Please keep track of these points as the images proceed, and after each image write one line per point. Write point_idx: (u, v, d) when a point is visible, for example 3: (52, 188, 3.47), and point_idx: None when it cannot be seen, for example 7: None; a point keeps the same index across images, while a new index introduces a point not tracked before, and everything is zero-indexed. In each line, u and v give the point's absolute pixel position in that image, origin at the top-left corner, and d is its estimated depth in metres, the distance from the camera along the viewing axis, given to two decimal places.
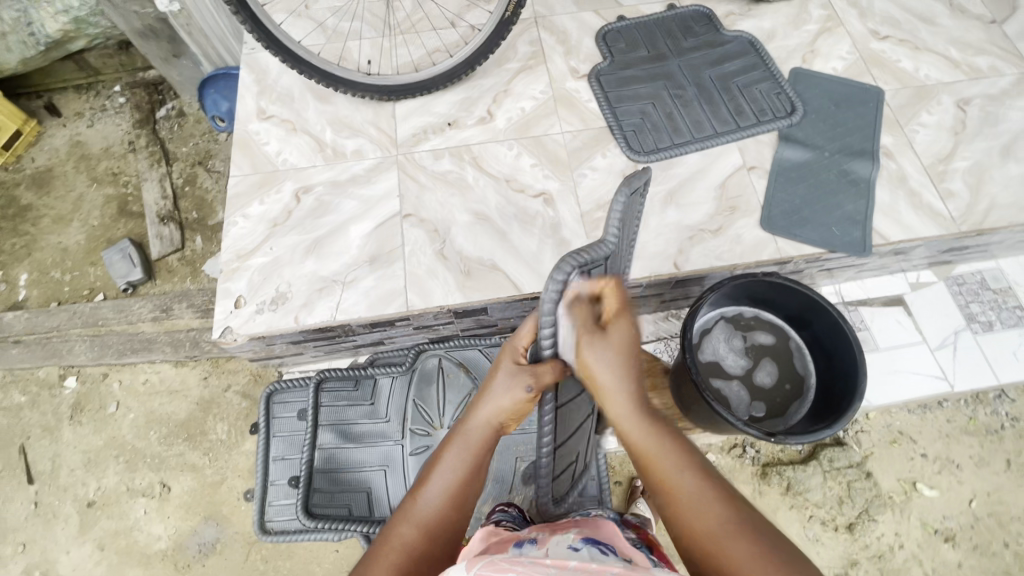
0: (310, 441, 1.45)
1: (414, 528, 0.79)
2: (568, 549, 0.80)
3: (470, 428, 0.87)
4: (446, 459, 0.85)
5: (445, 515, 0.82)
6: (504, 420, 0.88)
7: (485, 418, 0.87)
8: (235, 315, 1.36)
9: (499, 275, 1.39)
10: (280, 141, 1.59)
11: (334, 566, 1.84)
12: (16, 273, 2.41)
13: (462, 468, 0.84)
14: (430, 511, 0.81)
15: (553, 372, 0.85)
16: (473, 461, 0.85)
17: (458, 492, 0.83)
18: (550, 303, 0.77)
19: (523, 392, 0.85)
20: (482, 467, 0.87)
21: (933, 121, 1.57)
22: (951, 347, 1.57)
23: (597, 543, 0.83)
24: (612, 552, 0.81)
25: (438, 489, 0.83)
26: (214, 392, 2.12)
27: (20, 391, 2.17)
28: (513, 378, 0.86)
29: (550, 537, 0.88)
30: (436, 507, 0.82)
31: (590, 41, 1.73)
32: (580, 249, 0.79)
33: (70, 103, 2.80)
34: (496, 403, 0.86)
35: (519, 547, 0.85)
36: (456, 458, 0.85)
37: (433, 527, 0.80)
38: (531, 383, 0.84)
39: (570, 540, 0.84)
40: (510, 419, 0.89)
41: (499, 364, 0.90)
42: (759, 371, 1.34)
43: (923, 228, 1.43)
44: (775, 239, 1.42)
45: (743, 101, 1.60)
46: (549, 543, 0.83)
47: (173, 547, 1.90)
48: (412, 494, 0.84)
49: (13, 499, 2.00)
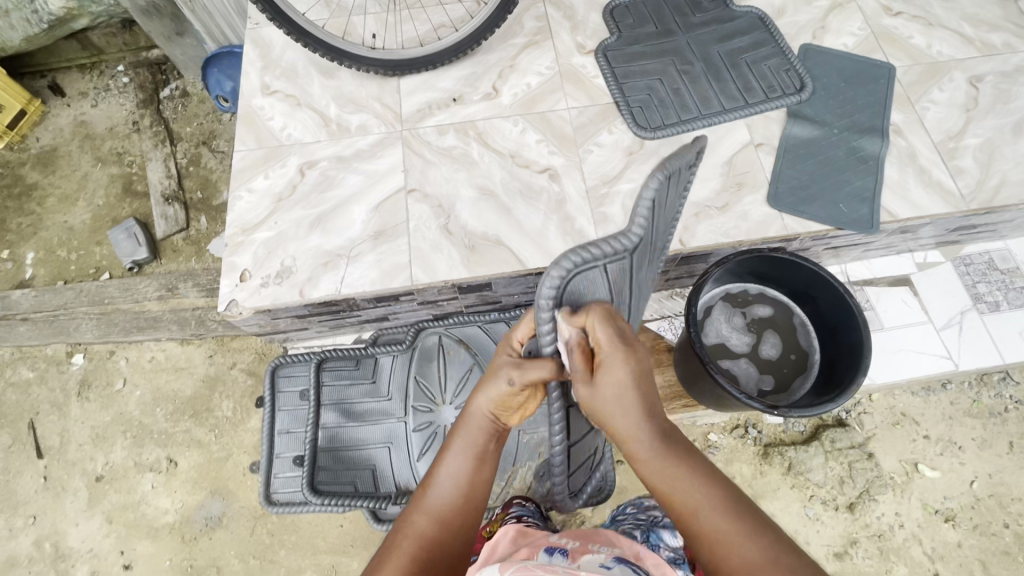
0: (313, 419, 1.45)
1: (426, 518, 0.84)
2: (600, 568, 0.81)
3: (471, 419, 0.88)
4: (447, 461, 0.87)
5: (455, 507, 0.85)
6: (500, 411, 0.89)
7: (483, 412, 0.88)
8: (241, 288, 1.37)
9: (504, 250, 1.39)
10: (285, 116, 1.58)
11: (338, 540, 1.87)
12: (23, 252, 2.43)
13: (464, 466, 0.87)
14: (439, 503, 0.85)
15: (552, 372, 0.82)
16: (477, 452, 0.88)
17: (467, 483, 0.87)
18: (547, 300, 0.75)
19: (508, 384, 0.85)
20: (488, 454, 0.89)
21: (944, 98, 1.55)
22: (957, 326, 1.57)
23: (628, 563, 0.84)
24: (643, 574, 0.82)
25: (446, 485, 0.86)
26: (219, 369, 2.14)
27: (28, 367, 2.20)
28: (503, 367, 0.86)
29: (581, 549, 0.90)
30: (446, 500, 0.85)
31: (596, 16, 1.71)
32: (581, 247, 0.74)
33: (74, 82, 2.79)
34: (492, 395, 0.87)
35: (550, 554, 0.88)
36: (460, 450, 0.88)
37: (446, 517, 0.85)
38: (515, 377, 0.83)
39: (601, 556, 0.86)
40: (507, 412, 0.90)
41: (496, 361, 0.90)
42: (763, 344, 1.34)
43: (931, 206, 1.42)
44: (781, 216, 1.41)
45: (752, 77, 1.58)
46: (580, 557, 0.86)
47: (180, 521, 1.93)
48: (422, 488, 0.87)
49: (23, 473, 2.03)
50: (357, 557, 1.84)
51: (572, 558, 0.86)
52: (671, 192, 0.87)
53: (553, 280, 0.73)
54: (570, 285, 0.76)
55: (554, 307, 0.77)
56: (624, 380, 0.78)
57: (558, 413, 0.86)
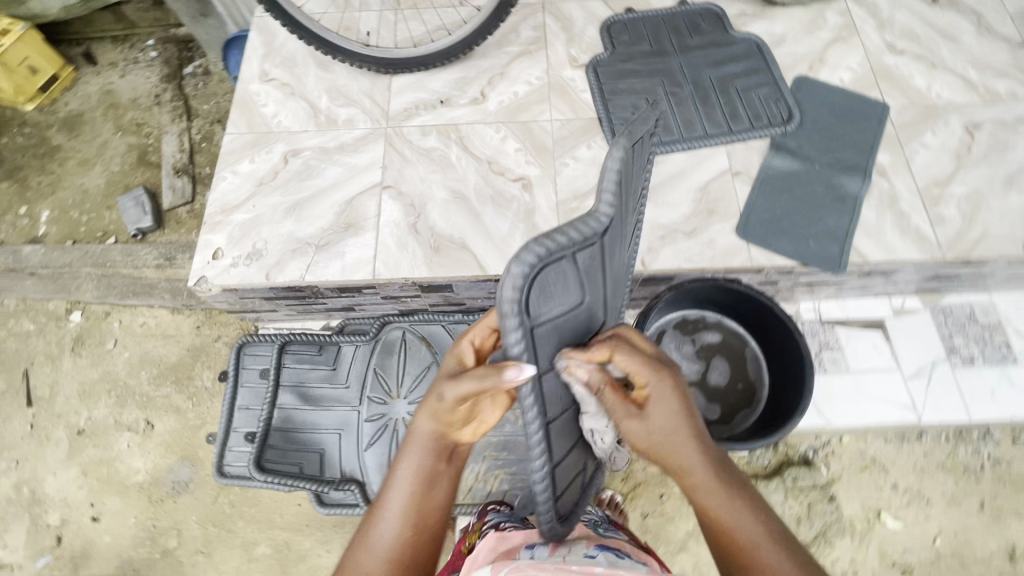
0: (270, 398, 1.50)
1: (374, 555, 0.82)
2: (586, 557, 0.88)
3: (415, 444, 0.85)
4: (392, 484, 0.84)
5: (405, 539, 0.83)
6: (445, 431, 0.83)
7: (426, 434, 0.84)
8: (212, 266, 1.42)
9: (467, 254, 1.42)
10: (277, 104, 1.64)
11: (295, 518, 1.92)
12: (40, 210, 2.56)
13: (411, 489, 0.84)
14: (387, 538, 0.83)
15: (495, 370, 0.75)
16: (423, 476, 0.84)
17: (415, 508, 0.84)
18: (510, 302, 0.69)
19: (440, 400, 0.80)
20: (438, 475, 0.85)
21: (936, 142, 1.51)
22: (926, 377, 1.54)
23: (609, 550, 0.94)
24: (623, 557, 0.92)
25: (392, 515, 0.83)
26: (204, 340, 2.21)
27: (29, 319, 2.31)
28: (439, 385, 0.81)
29: (560, 540, 0.97)
30: (394, 531, 0.83)
31: (594, 30, 1.72)
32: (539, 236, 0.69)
33: (106, 53, 2.92)
34: (430, 418, 0.82)
35: (531, 549, 0.94)
36: (405, 476, 0.84)
37: (395, 550, 0.82)
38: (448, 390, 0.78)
39: (583, 546, 0.94)
40: (452, 432, 0.85)
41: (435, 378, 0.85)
42: (712, 371, 1.37)
43: (905, 251, 1.39)
44: (748, 247, 1.40)
45: (740, 105, 1.57)
46: (565, 546, 0.92)
47: (149, 481, 2.01)
48: (369, 519, 0.86)
49: (12, 419, 2.14)
50: (312, 536, 1.90)
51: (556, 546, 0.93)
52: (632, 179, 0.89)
53: (516, 275, 0.67)
54: (538, 282, 0.71)
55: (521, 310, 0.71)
56: (660, 408, 0.81)
57: (530, 407, 0.77)
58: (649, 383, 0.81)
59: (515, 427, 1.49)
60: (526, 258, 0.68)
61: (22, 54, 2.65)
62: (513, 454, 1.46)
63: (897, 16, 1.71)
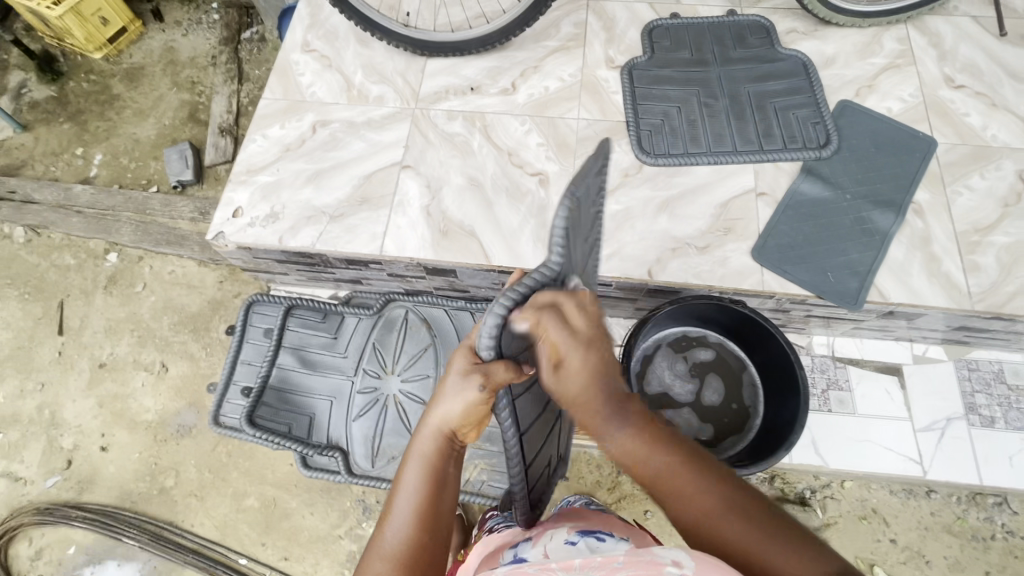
0: (270, 357, 1.55)
1: (386, 563, 0.75)
2: (568, 546, 0.87)
3: (386, 537, 0.77)
4: (406, 484, 0.80)
5: (419, 543, 0.77)
6: (458, 426, 0.81)
7: (438, 427, 0.81)
8: (230, 223, 1.47)
9: (474, 242, 1.42)
10: (314, 74, 1.68)
11: (286, 477, 1.98)
12: (94, 153, 2.70)
13: (425, 483, 0.80)
14: (399, 544, 0.76)
15: (509, 372, 0.76)
16: (434, 473, 0.80)
17: (428, 509, 0.79)
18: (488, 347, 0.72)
19: (472, 393, 0.76)
20: (447, 478, 0.82)
21: (983, 185, 1.42)
22: (938, 432, 1.45)
23: (591, 533, 0.93)
24: (606, 537, 0.91)
25: (404, 519, 0.77)
26: (225, 295, 2.30)
27: (71, 254, 2.45)
28: (413, 471, 0.80)
29: (544, 533, 0.97)
30: (406, 536, 0.76)
31: (635, 32, 1.69)
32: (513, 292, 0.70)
33: (172, 11, 3.05)
34: (448, 409, 0.79)
35: (518, 548, 0.94)
36: (415, 478, 0.80)
37: (408, 558, 0.75)
38: (483, 385, 0.75)
39: (566, 534, 0.93)
40: (466, 426, 0.82)
41: (450, 366, 0.81)
42: (706, 389, 1.35)
43: (931, 296, 1.32)
44: (762, 271, 1.35)
45: (776, 123, 1.52)
46: (544, 542, 0.92)
47: (157, 421, 2.11)
48: (378, 528, 0.79)
49: (43, 344, 2.28)
50: (298, 497, 1.96)
51: (537, 544, 0.93)
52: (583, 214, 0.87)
53: (487, 325, 0.70)
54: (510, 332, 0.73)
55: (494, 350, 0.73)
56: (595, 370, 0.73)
57: (508, 422, 0.81)
58: (568, 348, 0.72)
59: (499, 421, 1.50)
60: (497, 310, 0.69)
61: (97, 6, 2.80)
62: (495, 446, 1.48)
63: (962, 47, 1.61)
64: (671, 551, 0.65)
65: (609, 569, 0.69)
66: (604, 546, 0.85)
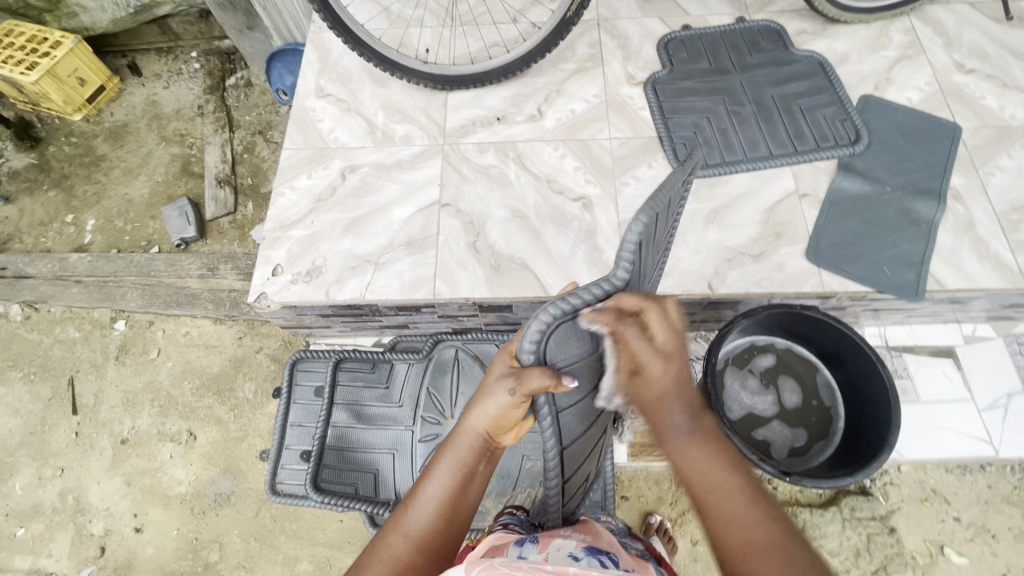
0: (325, 416, 1.49)
1: (404, 539, 0.79)
2: (571, 560, 0.80)
3: (409, 516, 0.81)
4: (435, 475, 0.82)
5: (437, 530, 0.80)
6: (493, 430, 0.81)
7: (475, 427, 0.81)
8: (271, 282, 1.42)
9: (528, 274, 1.39)
10: (334, 120, 1.64)
11: (336, 535, 1.90)
12: (86, 219, 2.59)
13: (453, 477, 0.82)
14: (420, 527, 0.79)
15: (547, 382, 0.73)
16: (465, 470, 0.82)
17: (451, 501, 0.81)
18: (529, 351, 0.73)
19: (506, 396, 0.75)
20: (475, 475, 0.83)
21: (1012, 164, 1.46)
22: (1002, 409, 1.47)
23: (598, 553, 0.83)
24: (613, 564, 0.81)
25: (429, 506, 0.80)
26: (246, 351, 2.22)
27: (75, 327, 2.34)
28: (445, 461, 0.82)
29: (552, 538, 0.89)
30: (427, 520, 0.80)
31: (650, 47, 1.70)
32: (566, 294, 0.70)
33: (151, 64, 2.98)
34: (485, 411, 0.79)
35: (519, 546, 0.87)
36: (446, 468, 0.82)
37: (424, 539, 0.79)
38: (513, 387, 0.73)
39: (572, 548, 0.84)
40: (501, 430, 0.82)
41: (494, 367, 0.80)
42: (783, 394, 1.34)
43: (986, 279, 1.34)
44: (819, 272, 1.35)
45: (805, 124, 1.54)
46: (549, 548, 0.84)
47: (192, 493, 2.01)
48: (403, 506, 0.83)
49: (57, 426, 2.16)
50: (354, 553, 1.87)
51: (540, 550, 0.84)
52: (661, 226, 0.83)
53: (531, 331, 0.72)
54: (553, 339, 0.73)
55: (537, 355, 0.74)
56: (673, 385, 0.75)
57: (550, 432, 0.77)
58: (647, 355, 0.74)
59: None
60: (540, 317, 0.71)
61: (73, 66, 2.70)
62: None
63: (966, 34, 1.66)
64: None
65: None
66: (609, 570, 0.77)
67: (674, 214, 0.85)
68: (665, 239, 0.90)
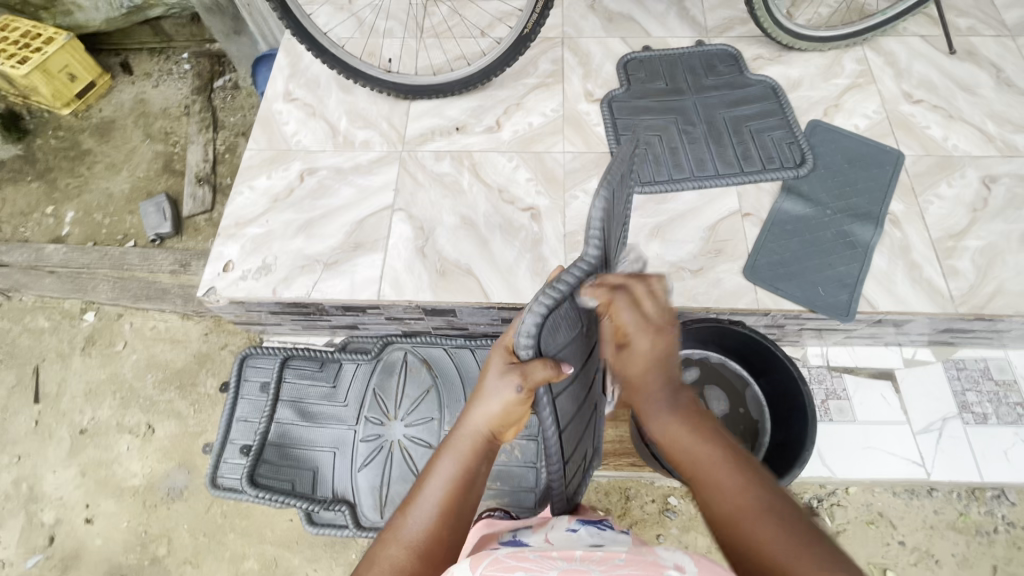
0: (268, 412, 1.51)
1: (405, 549, 0.76)
2: (570, 533, 0.85)
3: (408, 526, 0.77)
4: (436, 476, 0.80)
5: (437, 537, 0.77)
6: (497, 428, 0.80)
7: (477, 427, 0.80)
8: (222, 278, 1.45)
9: (472, 280, 1.42)
10: (298, 123, 1.69)
11: (285, 533, 1.90)
12: (65, 211, 2.63)
13: (455, 478, 0.80)
14: (418, 534, 0.77)
15: (550, 371, 0.72)
16: (468, 471, 0.80)
17: (454, 504, 0.79)
18: (525, 345, 0.70)
19: (512, 393, 0.74)
20: (477, 477, 0.81)
21: (951, 193, 1.50)
22: (936, 433, 1.49)
23: (592, 522, 0.90)
24: (607, 528, 0.89)
25: (428, 510, 0.78)
26: (211, 347, 2.24)
27: (45, 316, 2.36)
28: (446, 464, 0.81)
29: (545, 521, 0.93)
30: (428, 527, 0.77)
31: (611, 66, 1.75)
32: (548, 286, 0.69)
33: (142, 63, 3.04)
34: (489, 408, 0.78)
35: (515, 533, 0.91)
36: (447, 471, 0.80)
37: (426, 545, 0.76)
38: (520, 383, 0.73)
39: (567, 522, 0.90)
40: (505, 427, 0.81)
41: (489, 363, 0.80)
42: (712, 404, 1.39)
43: (917, 303, 1.37)
44: (755, 289, 1.39)
45: (753, 146, 1.58)
46: (546, 529, 0.88)
47: (145, 486, 2.01)
48: (400, 511, 0.80)
49: (19, 414, 2.17)
50: (301, 553, 1.88)
51: (537, 531, 0.89)
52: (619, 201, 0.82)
53: (527, 324, 0.68)
54: (547, 328, 0.71)
55: (533, 347, 0.71)
56: (659, 357, 0.75)
57: (550, 419, 0.77)
58: (638, 330, 0.74)
59: (510, 458, 1.42)
60: (536, 308, 0.68)
61: (64, 62, 2.76)
62: (507, 486, 1.39)
63: (916, 65, 1.72)
64: (673, 557, 0.66)
65: (610, 565, 0.66)
66: (606, 535, 0.85)
67: (627, 183, 0.84)
68: (624, 213, 0.88)
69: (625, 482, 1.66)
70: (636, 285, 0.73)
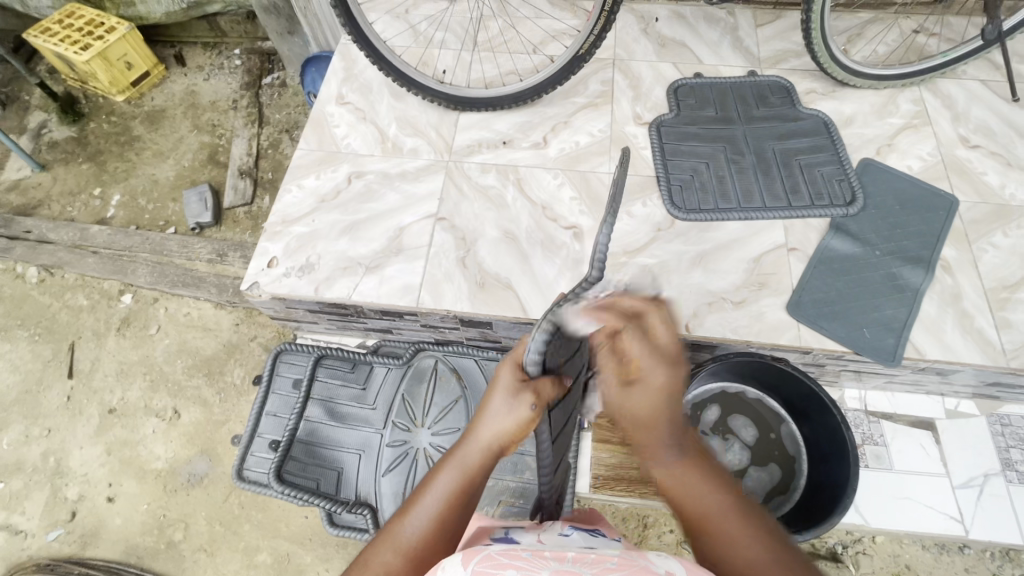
0: (299, 409, 1.52)
1: (398, 554, 0.70)
2: (563, 537, 0.77)
3: (402, 532, 0.72)
4: (437, 483, 0.75)
5: (433, 545, 0.71)
6: (505, 442, 0.78)
7: (485, 442, 0.77)
8: (265, 273, 1.47)
9: (511, 295, 1.42)
10: (349, 126, 1.72)
11: (299, 531, 1.91)
12: (112, 194, 2.71)
13: (456, 490, 0.75)
14: (414, 538, 0.71)
15: (554, 387, 0.80)
16: (471, 484, 0.76)
17: (452, 512, 0.74)
18: (533, 362, 0.77)
19: (527, 410, 0.76)
20: (480, 490, 0.77)
21: (1007, 243, 1.46)
22: (977, 489, 1.44)
23: (586, 530, 0.82)
24: (601, 535, 0.81)
25: (427, 513, 0.73)
26: (241, 338, 2.28)
27: (84, 295, 2.42)
28: (445, 477, 0.76)
29: (538, 526, 0.86)
30: (424, 532, 0.71)
31: (660, 90, 1.76)
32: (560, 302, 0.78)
33: (195, 57, 3.14)
34: (496, 424, 0.77)
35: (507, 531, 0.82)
36: (448, 481, 0.75)
37: (421, 552, 0.70)
38: (536, 401, 0.76)
39: (559, 526, 0.82)
40: (512, 442, 0.79)
41: (497, 382, 0.80)
42: (744, 437, 1.38)
43: (967, 353, 1.33)
44: (798, 326, 1.36)
45: (803, 180, 1.56)
46: (538, 530, 0.80)
47: (168, 470, 2.04)
48: (396, 517, 0.75)
49: (52, 388, 2.23)
50: (313, 552, 1.87)
51: (531, 531, 0.81)
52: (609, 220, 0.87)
53: (535, 344, 0.75)
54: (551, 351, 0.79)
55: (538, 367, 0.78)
56: (666, 388, 0.75)
57: (544, 432, 0.83)
58: (645, 358, 0.76)
59: (535, 476, 1.41)
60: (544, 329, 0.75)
61: (123, 51, 2.84)
62: (529, 504, 1.37)
63: (973, 110, 1.69)
64: (665, 562, 0.58)
65: (602, 568, 0.58)
66: (600, 541, 0.76)
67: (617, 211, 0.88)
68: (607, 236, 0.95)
69: (645, 509, 1.59)
70: (652, 312, 0.79)
